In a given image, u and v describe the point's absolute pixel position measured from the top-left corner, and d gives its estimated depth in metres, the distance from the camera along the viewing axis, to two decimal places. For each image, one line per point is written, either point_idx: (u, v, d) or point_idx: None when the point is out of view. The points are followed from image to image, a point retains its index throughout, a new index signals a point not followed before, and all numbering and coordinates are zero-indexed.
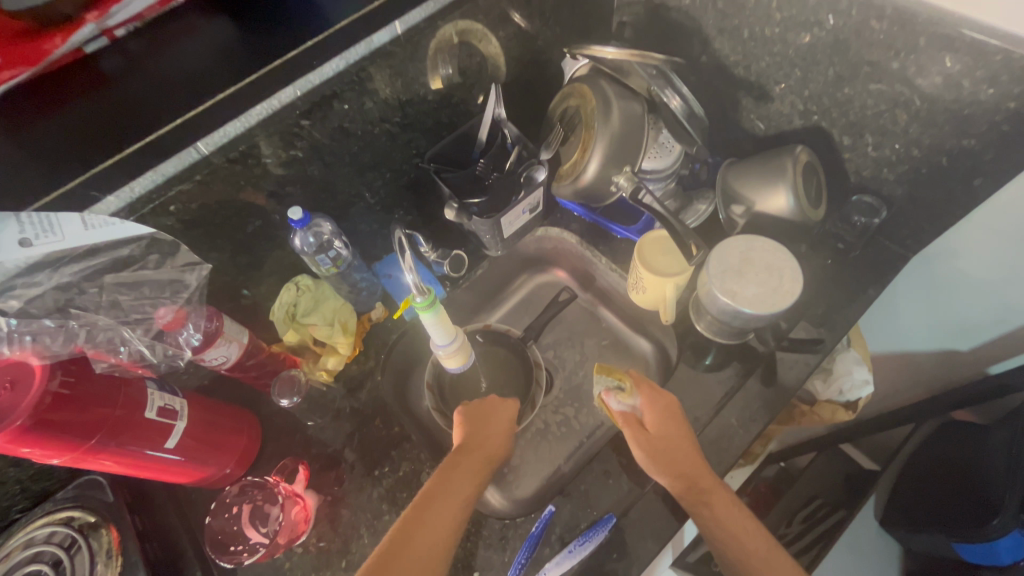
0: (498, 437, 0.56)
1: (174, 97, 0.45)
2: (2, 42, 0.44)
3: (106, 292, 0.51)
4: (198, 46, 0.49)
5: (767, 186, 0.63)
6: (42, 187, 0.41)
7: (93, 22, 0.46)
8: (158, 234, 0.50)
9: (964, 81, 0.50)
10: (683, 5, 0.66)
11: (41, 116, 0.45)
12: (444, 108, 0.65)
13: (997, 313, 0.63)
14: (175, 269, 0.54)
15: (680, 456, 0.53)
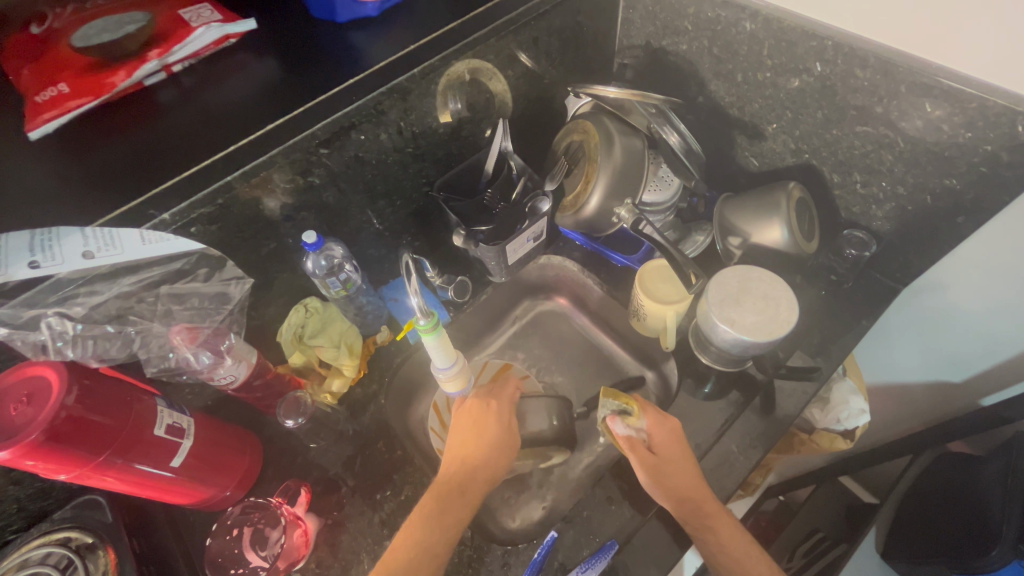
0: (489, 452, 0.56)
1: (218, 133, 0.49)
2: (74, 77, 0.47)
3: (161, 301, 0.55)
4: (234, 83, 0.53)
5: (760, 220, 0.66)
6: (82, 211, 0.43)
7: (156, 59, 0.49)
8: (208, 250, 0.53)
9: (943, 126, 0.53)
10: (681, 50, 0.70)
11: (97, 143, 0.48)
12: (453, 140, 0.68)
13: (988, 345, 0.68)
14: (221, 282, 0.58)
15: (682, 480, 0.54)
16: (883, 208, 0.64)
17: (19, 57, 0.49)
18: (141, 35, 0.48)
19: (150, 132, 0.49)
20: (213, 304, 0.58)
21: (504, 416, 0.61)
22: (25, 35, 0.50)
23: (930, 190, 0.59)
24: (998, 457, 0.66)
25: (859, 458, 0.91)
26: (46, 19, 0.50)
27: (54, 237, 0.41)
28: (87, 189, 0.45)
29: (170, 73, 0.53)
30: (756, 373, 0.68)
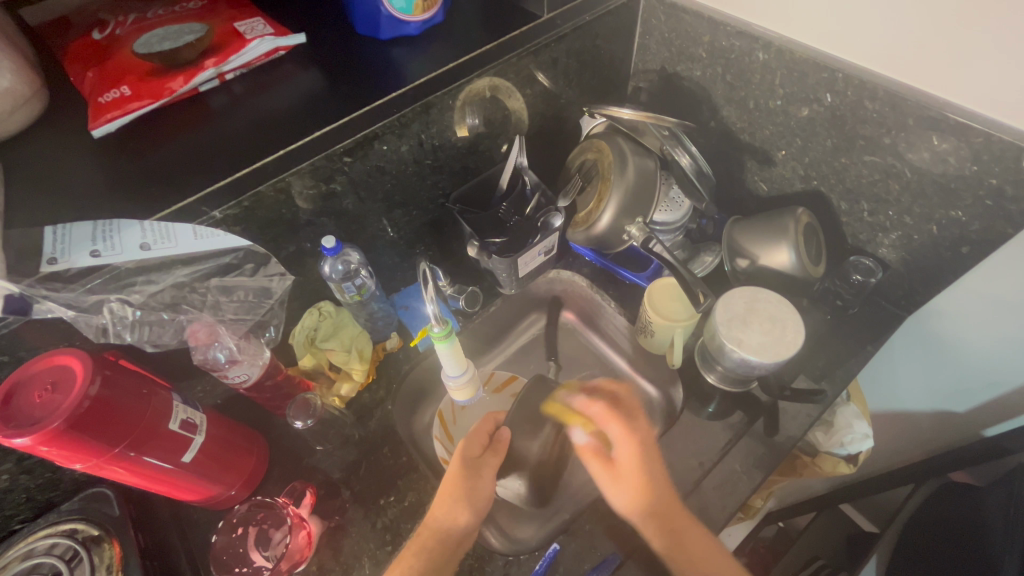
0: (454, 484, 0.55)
1: (258, 142, 0.51)
2: (136, 82, 0.49)
3: (211, 292, 0.58)
4: (275, 94, 0.55)
5: (768, 243, 0.67)
6: (122, 207, 0.45)
7: (212, 68, 0.51)
8: (254, 246, 0.56)
9: (950, 158, 0.55)
10: (695, 76, 0.73)
11: (146, 147, 0.50)
12: (471, 153, 0.70)
13: (990, 377, 0.69)
14: (266, 278, 0.61)
15: (650, 469, 0.56)
16: (889, 236, 0.66)
17: (80, 61, 0.51)
18: (200, 45, 0.51)
19: (191, 134, 0.51)
20: (257, 298, 0.62)
21: (469, 452, 0.58)
22: (90, 42, 0.52)
23: (936, 221, 0.60)
24: (1002, 488, 0.66)
25: (860, 486, 0.91)
26: (109, 28, 0.53)
27: (112, 227, 0.45)
28: (135, 187, 0.47)
29: (217, 80, 0.54)
30: (760, 395, 0.69)
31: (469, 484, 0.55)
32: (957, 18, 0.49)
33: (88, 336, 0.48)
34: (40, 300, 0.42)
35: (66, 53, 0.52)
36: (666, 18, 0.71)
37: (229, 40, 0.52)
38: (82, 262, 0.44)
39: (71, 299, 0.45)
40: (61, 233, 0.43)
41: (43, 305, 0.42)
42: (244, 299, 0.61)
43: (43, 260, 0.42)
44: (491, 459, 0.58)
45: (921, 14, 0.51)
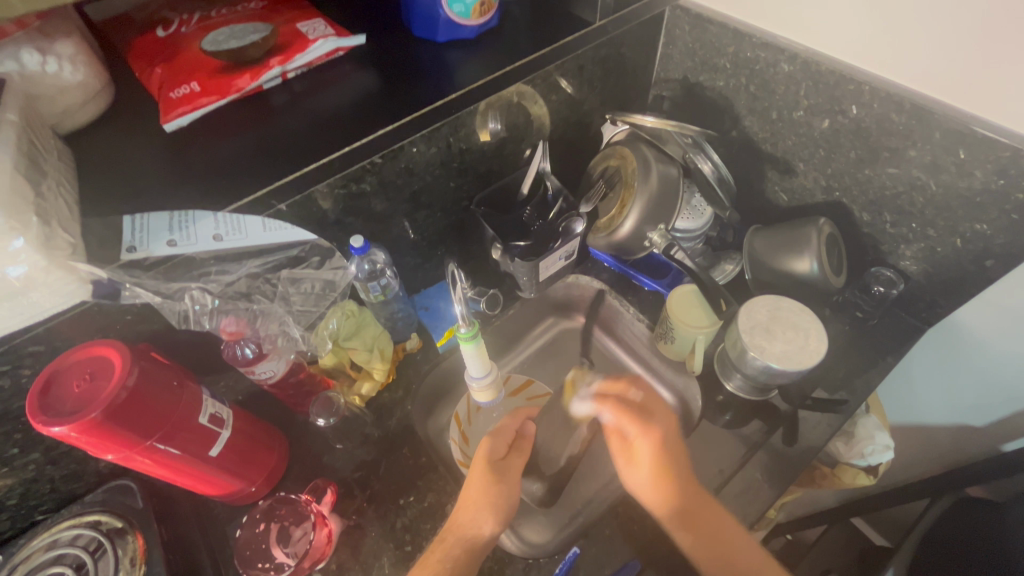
0: (481, 482, 0.55)
1: (327, 142, 0.45)
2: (203, 78, 0.44)
3: (280, 284, 0.58)
4: (340, 90, 0.49)
5: (791, 253, 0.68)
6: (190, 194, 0.41)
7: (277, 66, 0.46)
8: (319, 241, 0.58)
9: (976, 172, 0.55)
10: (717, 86, 0.74)
11: (207, 144, 0.44)
12: (496, 157, 0.71)
13: (1011, 391, 0.69)
14: (330, 270, 0.62)
15: (675, 469, 0.55)
16: (912, 248, 0.66)
17: (146, 58, 0.46)
18: (266, 43, 0.46)
19: (249, 130, 0.45)
20: (322, 291, 0.63)
21: (494, 451, 0.58)
22: (152, 37, 0.47)
23: (960, 234, 0.60)
24: None
25: (875, 500, 0.90)
26: (174, 24, 0.47)
27: (190, 216, 0.39)
28: (195, 176, 0.42)
29: (283, 82, 0.49)
30: (779, 404, 0.69)
31: (497, 488, 0.55)
32: (988, 36, 0.49)
33: (121, 330, 0.49)
34: (126, 286, 0.37)
35: (129, 48, 0.48)
36: (690, 29, 0.72)
37: (297, 40, 0.47)
38: (162, 252, 0.38)
39: (157, 287, 0.40)
40: (140, 222, 0.38)
41: (130, 290, 0.38)
42: (310, 291, 0.62)
43: (123, 248, 0.36)
44: (516, 460, 0.58)
45: (952, 30, 0.51)
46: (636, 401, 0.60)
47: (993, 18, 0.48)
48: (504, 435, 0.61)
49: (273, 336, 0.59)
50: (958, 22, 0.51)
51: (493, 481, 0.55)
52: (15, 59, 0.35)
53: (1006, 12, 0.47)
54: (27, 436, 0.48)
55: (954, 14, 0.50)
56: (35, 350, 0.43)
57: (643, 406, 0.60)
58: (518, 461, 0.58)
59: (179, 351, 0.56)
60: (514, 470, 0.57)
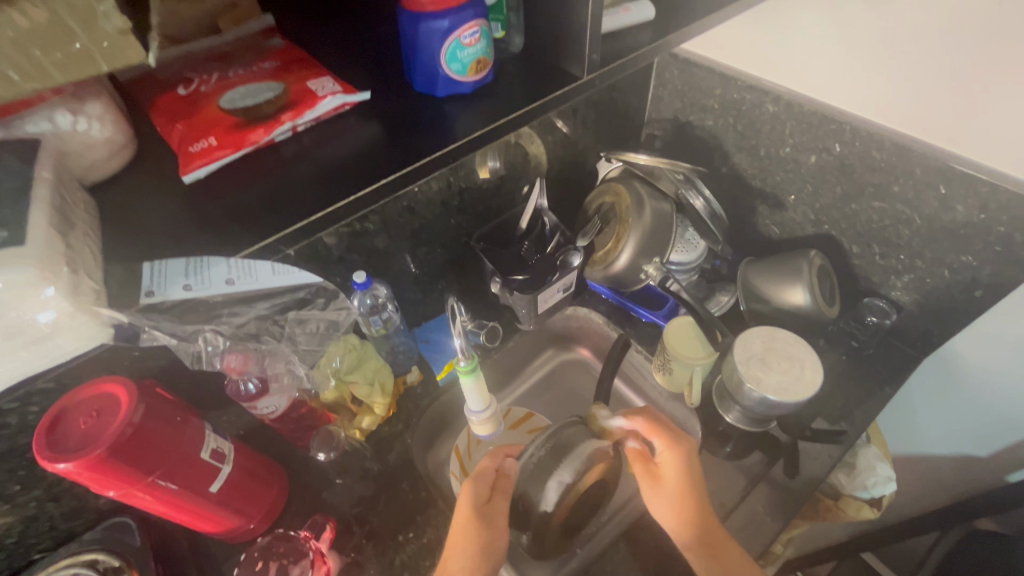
0: (465, 528, 0.52)
1: (333, 186, 0.41)
2: (218, 134, 0.41)
3: (287, 325, 0.59)
4: (343, 133, 0.46)
5: (784, 285, 0.69)
6: (182, 223, 0.39)
7: (289, 122, 0.42)
8: (324, 282, 0.60)
9: (958, 207, 0.57)
10: (707, 125, 0.77)
11: (210, 197, 0.41)
12: (494, 195, 0.73)
13: (1011, 422, 0.70)
14: (334, 312, 0.63)
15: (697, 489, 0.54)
16: (902, 279, 0.67)
17: (167, 115, 0.43)
18: (279, 100, 0.42)
19: (263, 180, 0.42)
20: (326, 330, 0.64)
21: (476, 494, 0.55)
22: (170, 97, 0.44)
23: (948, 265, 0.62)
24: None
25: (883, 533, 0.89)
26: (194, 82, 0.45)
27: (203, 262, 0.40)
28: (216, 227, 0.38)
29: (295, 133, 0.45)
30: (778, 435, 0.68)
31: (486, 536, 0.52)
32: (975, 67, 0.52)
33: (129, 365, 0.50)
34: (143, 329, 0.41)
35: (149, 104, 0.44)
36: (679, 73, 0.76)
37: (307, 95, 0.44)
38: (177, 296, 0.39)
39: (172, 328, 0.45)
40: (158, 267, 0.38)
41: (145, 331, 0.41)
42: (315, 330, 0.63)
43: (142, 292, 0.37)
44: (502, 504, 0.55)
45: (935, 64, 0.54)
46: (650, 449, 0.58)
47: (980, 49, 0.51)
48: (484, 475, 0.57)
49: (279, 375, 0.60)
50: (945, 54, 0.53)
51: (479, 528, 0.52)
52: (49, 119, 0.34)
53: (993, 45, 0.50)
54: (31, 473, 0.49)
55: (941, 46, 0.53)
56: (45, 387, 0.44)
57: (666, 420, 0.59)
58: (503, 502, 0.55)
59: (183, 386, 0.57)
60: (501, 515, 0.54)
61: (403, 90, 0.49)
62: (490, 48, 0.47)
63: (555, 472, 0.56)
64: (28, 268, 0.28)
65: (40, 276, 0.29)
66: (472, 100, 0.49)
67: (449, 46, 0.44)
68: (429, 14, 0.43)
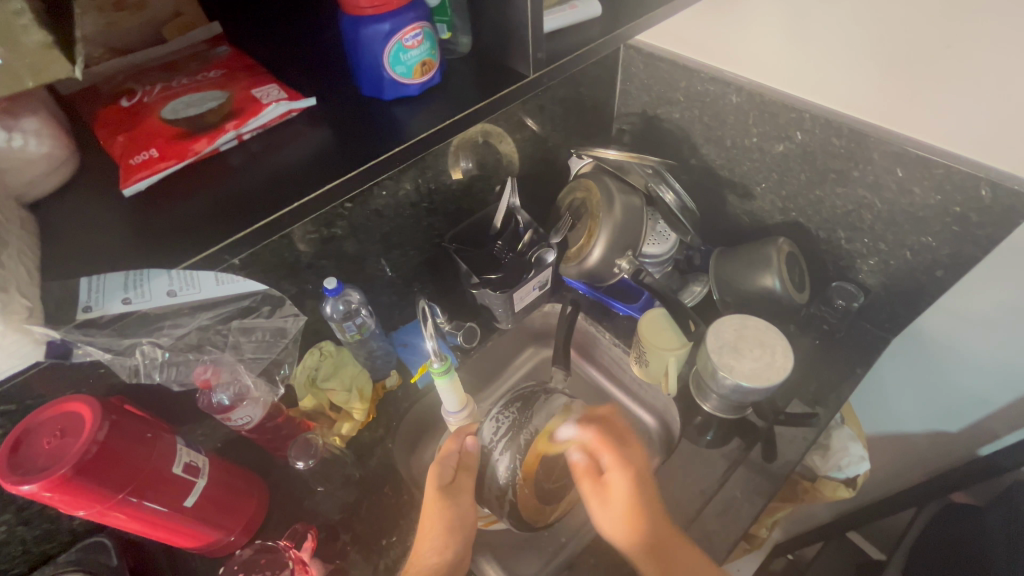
0: (432, 501, 0.56)
1: (290, 191, 0.41)
2: (161, 144, 0.40)
3: (232, 334, 0.58)
4: (299, 140, 0.45)
5: (754, 272, 0.70)
6: (139, 236, 0.38)
7: (233, 130, 0.42)
8: (270, 290, 0.59)
9: (916, 189, 0.58)
10: (673, 118, 0.77)
11: (161, 209, 0.40)
12: (465, 196, 0.73)
13: (980, 396, 0.72)
14: (281, 319, 0.62)
15: (645, 502, 0.55)
16: (868, 262, 0.69)
17: (110, 127, 0.42)
18: (221, 110, 0.42)
19: (211, 190, 0.41)
20: (274, 337, 0.63)
21: (437, 477, 0.58)
22: (115, 110, 0.43)
23: (909, 246, 0.63)
24: (1001, 505, 0.67)
25: (865, 512, 0.91)
26: (136, 93, 0.44)
27: (143, 275, 0.41)
28: (175, 240, 0.38)
29: (241, 142, 0.44)
30: (756, 420, 0.70)
31: (451, 508, 0.56)
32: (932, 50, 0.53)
33: (93, 383, 0.49)
34: (78, 345, 0.39)
35: (95, 118, 0.44)
36: (643, 66, 0.76)
37: (251, 102, 0.43)
38: (116, 309, 0.39)
39: (108, 343, 0.43)
40: (96, 282, 0.38)
41: (81, 347, 0.39)
42: (262, 339, 0.62)
43: (79, 308, 0.37)
44: (467, 480, 0.58)
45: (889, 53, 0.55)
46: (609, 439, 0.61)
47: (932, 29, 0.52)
48: (446, 456, 0.59)
49: (230, 383, 0.58)
50: (898, 39, 0.54)
51: (446, 506, 0.55)
52: None
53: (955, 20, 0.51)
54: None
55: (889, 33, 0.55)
56: (6, 410, 0.43)
57: (620, 432, 0.61)
58: (468, 479, 0.58)
59: (153, 402, 0.56)
60: (466, 489, 0.58)
61: (359, 94, 0.49)
62: (434, 51, 0.47)
63: (529, 425, 0.60)
64: None
65: None
66: (421, 102, 0.49)
67: (391, 49, 0.44)
68: (368, 18, 0.43)
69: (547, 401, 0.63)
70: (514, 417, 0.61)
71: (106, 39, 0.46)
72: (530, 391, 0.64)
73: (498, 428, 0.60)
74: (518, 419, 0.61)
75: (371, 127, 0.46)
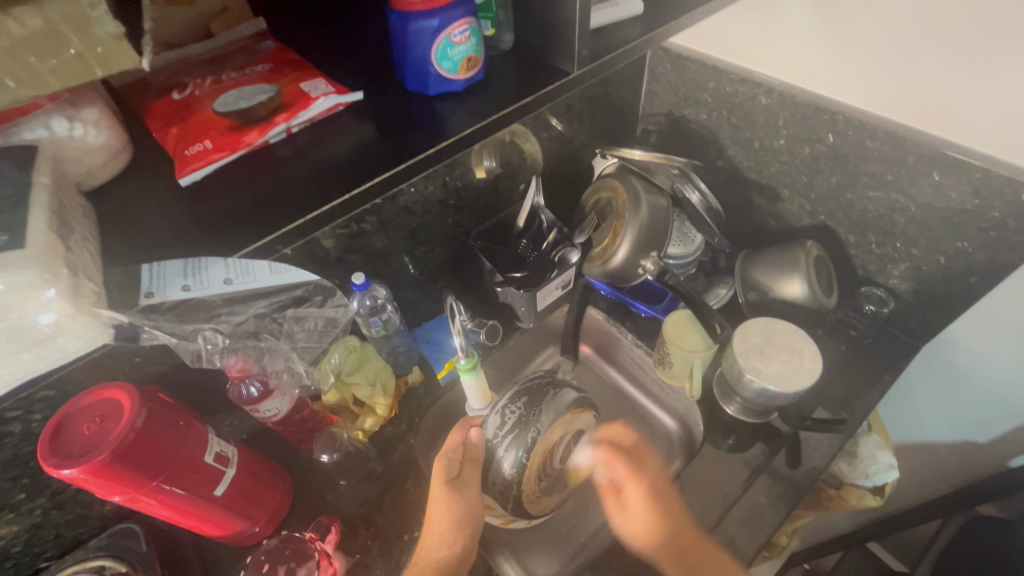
0: (436, 495, 0.56)
1: (329, 185, 0.41)
2: (212, 136, 0.41)
3: (286, 323, 0.59)
4: (338, 135, 0.46)
5: (781, 276, 0.69)
6: (181, 226, 0.39)
7: (283, 123, 0.42)
8: (321, 280, 0.59)
9: (952, 193, 0.57)
10: (701, 119, 0.77)
11: (209, 199, 0.41)
12: (491, 193, 0.73)
13: (1011, 406, 0.70)
14: (332, 309, 0.63)
15: (663, 510, 0.58)
16: (899, 268, 0.67)
17: (161, 119, 0.43)
18: (272, 102, 0.43)
19: (260, 182, 0.42)
20: (325, 327, 0.64)
21: (442, 471, 0.57)
22: (165, 102, 0.44)
23: (943, 252, 0.62)
24: None
25: (888, 522, 0.89)
26: (188, 86, 0.45)
27: (202, 263, 0.39)
28: (218, 229, 0.39)
29: (289, 134, 0.45)
30: (781, 426, 0.70)
31: (458, 502, 0.56)
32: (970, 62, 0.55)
33: (130, 372, 0.50)
34: (144, 329, 0.40)
35: (144, 110, 0.45)
36: (672, 67, 0.76)
37: (299, 96, 0.44)
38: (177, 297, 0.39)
39: (172, 328, 0.44)
40: (157, 269, 0.38)
41: (146, 331, 0.40)
42: (314, 327, 0.63)
43: (141, 294, 0.37)
44: (471, 473, 0.59)
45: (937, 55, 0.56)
46: (629, 447, 0.63)
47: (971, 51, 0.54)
48: (449, 449, 0.59)
49: (278, 373, 0.60)
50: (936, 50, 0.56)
51: (452, 500, 0.55)
52: (44, 126, 0.34)
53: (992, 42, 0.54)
54: (35, 481, 0.49)
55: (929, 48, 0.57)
56: (48, 395, 0.44)
57: (635, 449, 0.62)
58: (474, 472, 0.59)
59: (184, 392, 0.57)
60: (471, 482, 0.58)
61: (394, 91, 0.50)
62: (481, 46, 0.47)
63: (535, 423, 0.59)
64: (27, 270, 0.28)
65: (42, 277, 0.29)
66: (464, 98, 0.49)
67: (439, 44, 0.44)
68: (419, 13, 0.43)
69: (555, 397, 0.62)
70: (520, 413, 0.60)
71: (162, 33, 0.48)
72: (538, 385, 0.63)
73: (504, 423, 0.60)
74: (524, 415, 0.60)
75: (405, 124, 0.46)
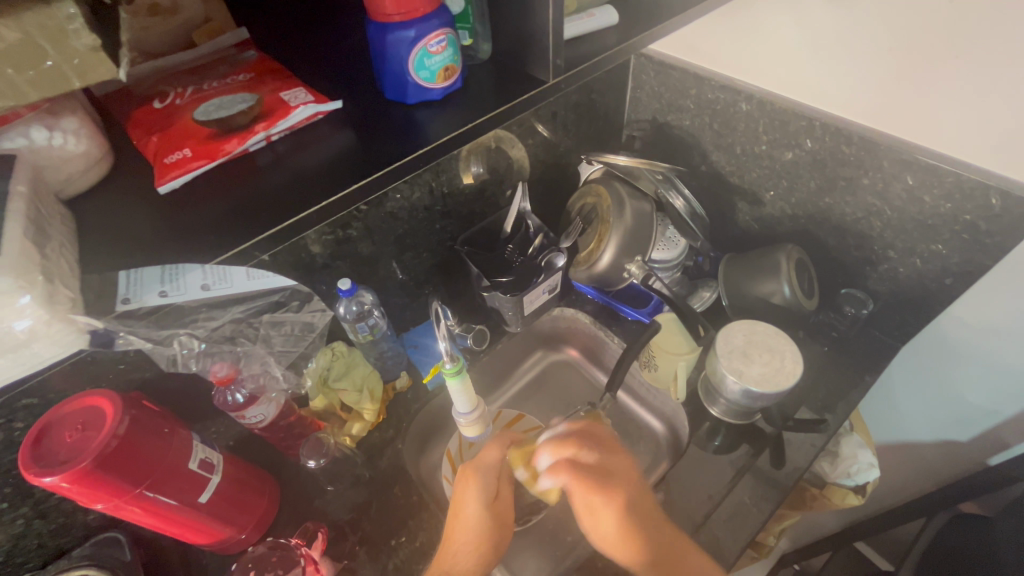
0: (473, 517, 0.53)
1: (310, 192, 0.42)
2: (192, 145, 0.41)
3: (263, 327, 0.60)
4: (319, 142, 0.46)
5: (761, 278, 0.70)
6: (165, 235, 0.40)
7: (262, 132, 0.43)
8: (299, 286, 0.60)
9: (925, 197, 0.59)
10: (683, 125, 0.78)
11: (190, 207, 0.41)
12: (477, 199, 0.74)
13: (989, 406, 0.71)
14: (310, 314, 0.64)
15: (639, 531, 0.51)
16: (878, 269, 0.69)
17: (142, 128, 0.43)
18: (251, 111, 0.43)
19: (240, 189, 0.43)
20: (301, 332, 0.65)
21: (483, 489, 0.55)
22: (146, 112, 0.45)
23: (919, 254, 0.63)
24: (1012, 515, 0.66)
25: (875, 522, 0.90)
26: (169, 96, 0.45)
27: (178, 266, 0.38)
28: (202, 238, 0.39)
29: (269, 142, 0.46)
30: (765, 427, 0.70)
31: (493, 527, 0.54)
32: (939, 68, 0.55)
33: (114, 379, 0.50)
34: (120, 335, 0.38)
35: (126, 120, 0.45)
36: (654, 74, 0.77)
37: (280, 105, 0.44)
38: (154, 302, 0.37)
39: (150, 333, 0.44)
40: (134, 275, 0.37)
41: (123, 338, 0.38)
42: (291, 332, 0.64)
43: (118, 299, 0.36)
44: (505, 492, 0.58)
45: (909, 62, 0.56)
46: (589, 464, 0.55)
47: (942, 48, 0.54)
48: (489, 469, 0.57)
49: (257, 376, 0.60)
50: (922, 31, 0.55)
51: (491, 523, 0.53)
52: (25, 135, 0.35)
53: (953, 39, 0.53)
54: (17, 490, 0.49)
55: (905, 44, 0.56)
56: (29, 403, 0.44)
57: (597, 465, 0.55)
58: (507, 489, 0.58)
59: (168, 399, 0.57)
60: (506, 503, 0.57)
61: (377, 99, 0.50)
62: (458, 56, 0.48)
63: None
64: (3, 276, 0.28)
65: (16, 284, 0.29)
66: (443, 106, 0.50)
67: (416, 54, 0.45)
68: (395, 24, 0.44)
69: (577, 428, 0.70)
70: None
71: (139, 42, 0.48)
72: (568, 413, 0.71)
73: None
74: None
75: (387, 132, 0.47)
